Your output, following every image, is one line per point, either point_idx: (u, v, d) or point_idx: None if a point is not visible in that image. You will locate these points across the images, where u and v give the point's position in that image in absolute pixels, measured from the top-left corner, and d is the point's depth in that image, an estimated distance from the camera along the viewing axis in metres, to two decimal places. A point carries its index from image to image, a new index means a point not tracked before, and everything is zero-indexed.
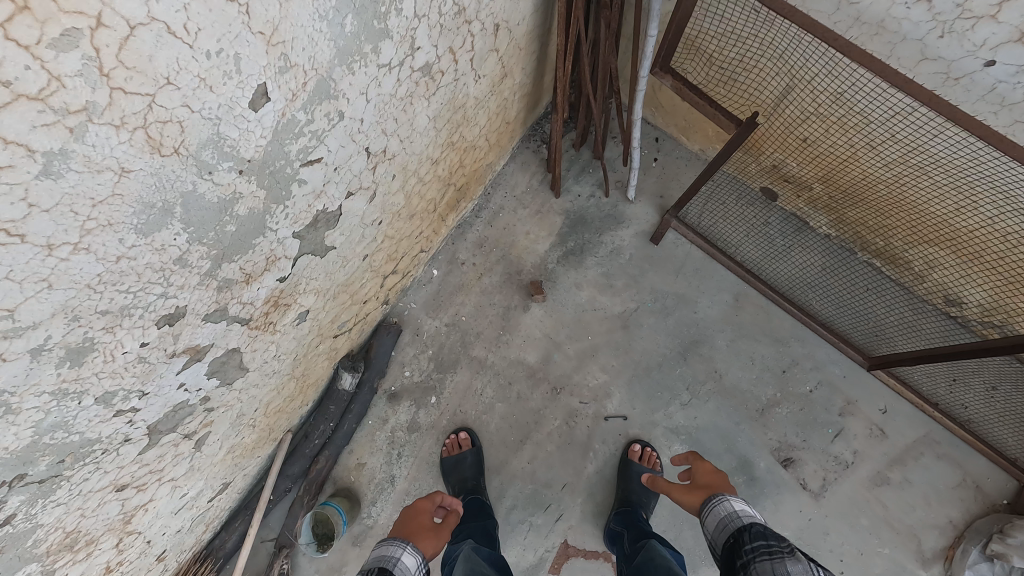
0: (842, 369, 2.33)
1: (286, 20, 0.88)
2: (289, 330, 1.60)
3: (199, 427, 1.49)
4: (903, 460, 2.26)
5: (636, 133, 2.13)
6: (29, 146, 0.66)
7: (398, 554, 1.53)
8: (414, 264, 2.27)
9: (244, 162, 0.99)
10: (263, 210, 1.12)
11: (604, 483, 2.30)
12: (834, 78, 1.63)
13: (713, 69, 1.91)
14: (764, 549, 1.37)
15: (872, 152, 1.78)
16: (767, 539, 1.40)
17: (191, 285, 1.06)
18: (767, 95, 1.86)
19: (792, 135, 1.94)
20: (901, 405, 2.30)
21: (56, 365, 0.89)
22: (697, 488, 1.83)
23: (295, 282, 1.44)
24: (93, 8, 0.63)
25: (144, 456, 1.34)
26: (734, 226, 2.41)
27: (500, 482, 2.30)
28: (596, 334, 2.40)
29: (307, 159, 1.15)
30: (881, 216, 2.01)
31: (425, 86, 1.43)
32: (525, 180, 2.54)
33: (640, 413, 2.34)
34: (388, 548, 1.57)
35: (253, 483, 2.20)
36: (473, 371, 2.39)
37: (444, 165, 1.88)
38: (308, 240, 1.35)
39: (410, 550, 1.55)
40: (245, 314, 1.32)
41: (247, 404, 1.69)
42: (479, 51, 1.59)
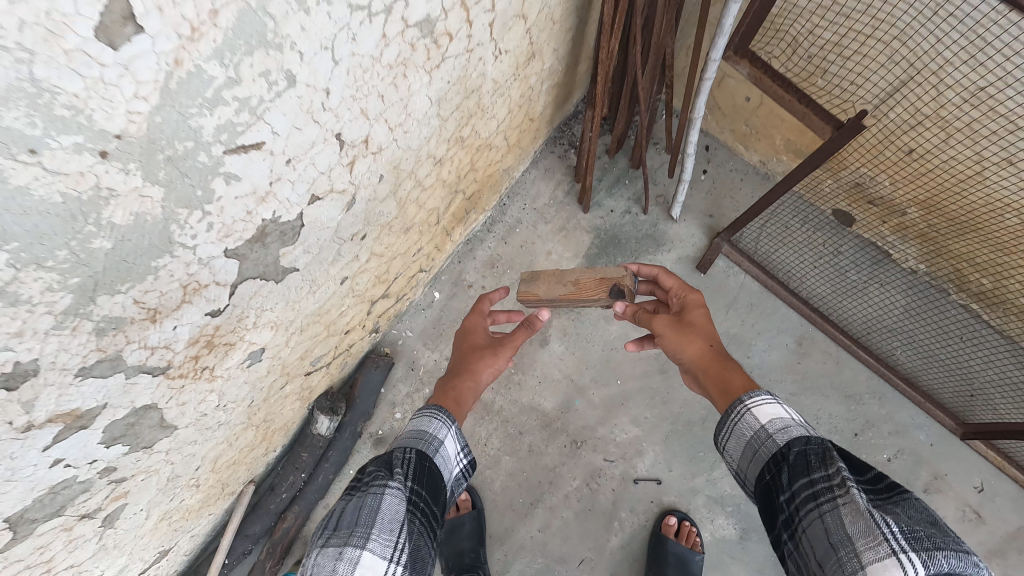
0: (928, 436, 1.91)
1: None
2: (238, 374, 1.23)
3: (105, 501, 1.12)
4: (1004, 553, 1.83)
5: (694, 141, 1.70)
6: None
7: (440, 436, 1.07)
8: (412, 286, 1.88)
9: (112, 140, 0.59)
10: (166, 218, 0.73)
11: (631, 563, 1.89)
12: (972, 65, 1.21)
13: (798, 58, 1.47)
14: (811, 499, 0.88)
15: (1006, 166, 1.34)
16: (812, 475, 0.91)
17: (39, 330, 0.68)
18: (866, 93, 1.43)
19: (894, 145, 1.52)
20: (1001, 484, 1.87)
21: None
22: (695, 330, 1.24)
23: (240, 315, 1.06)
24: None
25: (11, 553, 0.97)
26: (799, 254, 2.00)
27: (504, 554, 1.89)
28: (627, 378, 2.01)
29: (238, 143, 0.76)
30: (999, 251, 1.60)
31: (425, 52, 1.01)
32: (548, 192, 2.12)
33: (677, 477, 1.93)
34: (434, 414, 1.10)
35: (206, 541, 1.83)
36: (477, 417, 1.99)
37: (450, 166, 1.48)
38: (252, 261, 0.97)
39: (456, 429, 1.09)
40: (157, 362, 0.94)
41: (182, 464, 1.32)
42: (503, 13, 1.16)
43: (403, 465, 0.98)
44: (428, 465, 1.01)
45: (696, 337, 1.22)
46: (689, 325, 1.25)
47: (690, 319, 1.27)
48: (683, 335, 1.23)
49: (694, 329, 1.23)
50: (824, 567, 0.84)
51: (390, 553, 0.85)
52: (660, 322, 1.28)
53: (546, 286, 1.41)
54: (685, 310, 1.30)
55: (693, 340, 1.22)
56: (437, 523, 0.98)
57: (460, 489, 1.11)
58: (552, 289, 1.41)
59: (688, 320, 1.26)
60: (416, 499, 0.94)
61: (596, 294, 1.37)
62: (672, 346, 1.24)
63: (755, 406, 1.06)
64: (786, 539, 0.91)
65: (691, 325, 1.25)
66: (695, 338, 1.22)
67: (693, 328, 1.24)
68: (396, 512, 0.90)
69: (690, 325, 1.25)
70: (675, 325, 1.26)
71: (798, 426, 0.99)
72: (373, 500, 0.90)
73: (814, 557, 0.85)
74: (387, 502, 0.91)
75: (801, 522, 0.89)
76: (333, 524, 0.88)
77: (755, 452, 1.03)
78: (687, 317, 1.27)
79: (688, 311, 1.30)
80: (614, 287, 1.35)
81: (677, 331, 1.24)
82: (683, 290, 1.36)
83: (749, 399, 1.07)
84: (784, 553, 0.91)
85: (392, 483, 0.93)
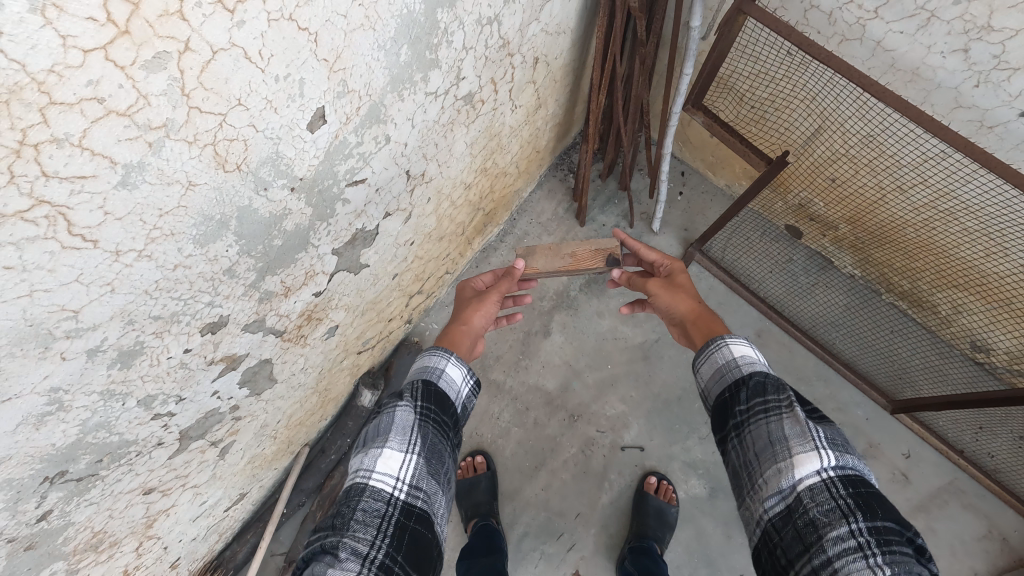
0: (865, 411, 2.30)
1: (348, 49, 0.90)
2: (319, 344, 1.64)
3: (225, 435, 1.53)
4: (927, 508, 2.21)
5: (665, 169, 2.11)
6: (112, 158, 0.68)
7: (442, 363, 1.35)
8: (439, 286, 2.30)
9: (297, 180, 1.02)
10: (309, 226, 1.16)
11: (619, 516, 2.25)
12: (865, 120, 1.62)
13: (742, 108, 1.89)
14: (762, 412, 1.25)
15: (901, 193, 1.76)
16: (766, 396, 1.27)
17: (235, 295, 1.10)
18: (795, 135, 1.84)
19: (821, 175, 1.93)
20: (924, 451, 2.27)
21: (107, 366, 0.92)
22: (682, 290, 1.64)
23: (330, 297, 1.48)
24: (183, 34, 0.65)
25: (173, 462, 1.37)
26: (758, 261, 2.42)
27: (512, 509, 2.26)
28: (616, 363, 2.42)
29: (353, 180, 1.18)
30: (909, 258, 2.00)
31: (465, 114, 1.44)
32: (551, 209, 2.54)
33: (658, 445, 2.33)
34: (435, 351, 1.38)
35: (269, 494, 2.23)
36: (492, 395, 2.40)
37: (474, 190, 1.91)
38: (344, 257, 1.39)
39: (454, 357, 1.36)
40: (280, 326, 1.35)
41: (271, 415, 1.73)
42: (519, 82, 1.60)
43: (412, 390, 1.28)
44: (434, 386, 1.31)
45: (683, 295, 1.62)
46: (677, 287, 1.66)
47: (677, 282, 1.68)
48: (675, 295, 1.63)
49: (682, 289, 1.64)
50: (759, 455, 1.21)
51: (406, 448, 1.18)
52: (654, 286, 1.68)
53: (548, 259, 1.90)
54: (673, 275, 1.71)
55: (681, 298, 1.62)
56: (448, 427, 1.29)
57: (472, 402, 1.41)
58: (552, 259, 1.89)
59: (676, 283, 1.67)
60: (425, 411, 1.25)
61: (591, 262, 1.91)
62: (667, 302, 1.64)
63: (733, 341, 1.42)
64: (734, 436, 1.28)
65: (679, 287, 1.66)
66: (684, 295, 1.62)
67: (682, 288, 1.65)
68: (406, 420, 1.22)
69: (677, 286, 1.66)
70: (667, 287, 1.66)
71: (762, 365, 1.34)
72: (387, 414, 1.23)
73: (753, 448, 1.22)
74: (399, 415, 1.23)
75: (749, 426, 1.25)
76: (363, 437, 1.22)
77: (722, 377, 1.39)
78: (676, 281, 1.68)
79: (674, 277, 1.70)
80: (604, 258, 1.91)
81: (668, 291, 1.65)
82: (667, 261, 1.77)
83: (724, 339, 1.43)
84: (729, 446, 1.29)
85: (402, 402, 1.25)
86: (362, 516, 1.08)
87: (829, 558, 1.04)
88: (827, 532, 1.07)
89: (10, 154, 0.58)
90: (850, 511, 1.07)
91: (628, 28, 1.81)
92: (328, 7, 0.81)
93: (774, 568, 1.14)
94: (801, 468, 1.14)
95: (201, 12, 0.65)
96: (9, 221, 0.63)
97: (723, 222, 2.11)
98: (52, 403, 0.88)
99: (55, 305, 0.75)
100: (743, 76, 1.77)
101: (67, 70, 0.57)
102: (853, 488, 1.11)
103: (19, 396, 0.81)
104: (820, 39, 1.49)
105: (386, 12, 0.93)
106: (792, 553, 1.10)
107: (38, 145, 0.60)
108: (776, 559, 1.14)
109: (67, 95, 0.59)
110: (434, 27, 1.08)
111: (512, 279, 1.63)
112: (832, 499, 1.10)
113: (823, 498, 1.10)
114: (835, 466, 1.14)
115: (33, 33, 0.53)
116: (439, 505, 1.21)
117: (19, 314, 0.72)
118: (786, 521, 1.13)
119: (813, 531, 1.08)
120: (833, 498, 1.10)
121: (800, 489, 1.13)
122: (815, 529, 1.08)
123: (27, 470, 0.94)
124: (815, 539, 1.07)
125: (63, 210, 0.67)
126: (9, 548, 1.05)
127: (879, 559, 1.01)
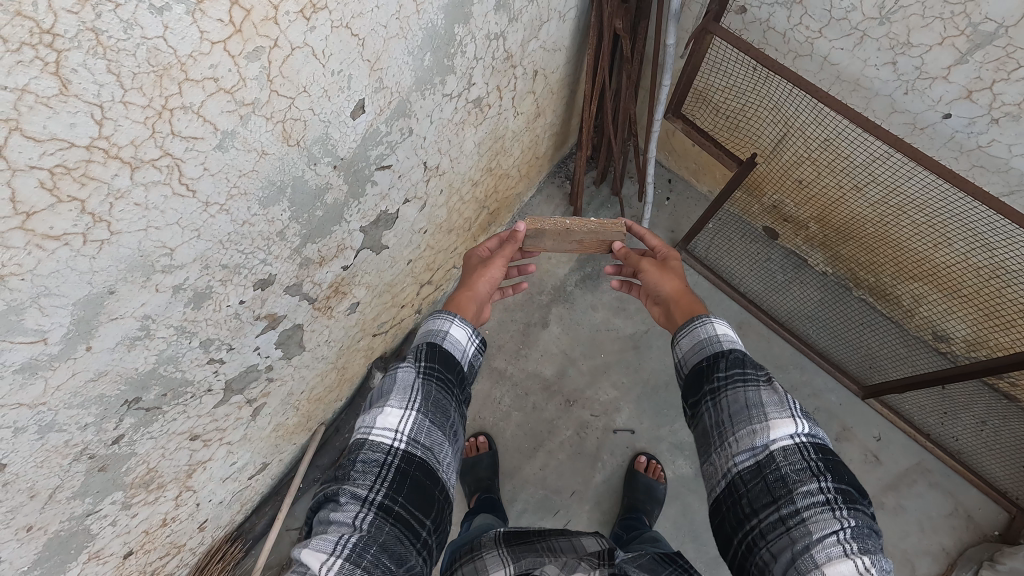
0: (837, 397, 2.50)
1: (386, 53, 1.15)
2: (341, 319, 1.85)
3: (259, 395, 1.73)
4: (897, 487, 2.38)
5: (650, 174, 2.33)
6: (216, 125, 0.91)
7: (446, 326, 1.36)
8: (446, 278, 2.51)
9: (338, 160, 1.25)
10: (344, 202, 1.38)
11: (611, 493, 2.42)
12: (821, 125, 1.86)
13: (718, 117, 2.14)
14: (740, 379, 1.21)
15: (859, 191, 2.00)
16: (745, 367, 1.23)
17: (283, 257, 1.32)
18: (765, 140, 2.09)
19: (789, 177, 2.18)
20: (894, 434, 2.45)
21: (184, 304, 1.14)
22: (673, 274, 1.74)
23: (354, 273, 1.70)
24: (274, 34, 0.89)
25: (216, 412, 1.57)
26: (738, 259, 2.65)
27: (512, 486, 2.43)
28: (608, 352, 2.63)
29: (381, 165, 1.41)
30: (871, 254, 2.21)
31: (474, 116, 1.69)
32: (548, 212, 2.77)
33: (647, 428, 2.51)
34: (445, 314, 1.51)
35: (286, 470, 2.40)
36: (494, 381, 2.60)
37: (480, 188, 2.15)
38: (369, 236, 1.61)
39: (458, 318, 1.37)
40: (313, 294, 1.57)
41: (297, 384, 1.92)
42: (520, 91, 1.85)
43: (417, 352, 1.29)
44: (439, 347, 1.31)
45: (673, 279, 1.72)
46: (668, 271, 1.77)
47: (669, 266, 1.78)
48: (669, 277, 1.73)
49: (673, 273, 1.75)
50: (733, 417, 1.17)
51: (406, 403, 1.19)
52: (646, 266, 1.79)
53: (552, 240, 1.99)
54: (666, 260, 1.82)
55: (673, 281, 1.72)
56: (453, 384, 1.29)
57: (477, 361, 1.42)
58: (560, 239, 1.98)
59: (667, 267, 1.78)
60: (427, 370, 1.26)
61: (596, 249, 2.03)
62: (655, 281, 1.75)
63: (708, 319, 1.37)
64: (708, 399, 1.24)
65: (670, 271, 1.76)
66: (673, 280, 1.72)
67: (673, 273, 1.75)
68: (407, 380, 1.23)
69: (669, 271, 1.76)
70: (659, 267, 1.77)
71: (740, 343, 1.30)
72: (389, 380, 1.22)
73: (727, 410, 1.19)
74: (402, 375, 1.24)
75: (726, 390, 1.22)
76: (376, 393, 1.22)
77: (702, 349, 1.34)
78: (667, 266, 1.78)
79: (668, 261, 1.81)
80: (606, 246, 2.03)
81: (661, 271, 1.76)
82: (665, 248, 1.86)
83: (708, 316, 1.38)
84: (701, 408, 1.25)
85: (405, 364, 1.25)
86: (362, 466, 1.10)
87: (797, 510, 1.04)
88: (796, 488, 1.06)
89: (155, 115, 0.81)
90: (820, 470, 1.07)
91: (615, 48, 2.07)
92: (375, 18, 1.06)
93: (735, 519, 1.11)
94: (776, 431, 1.12)
95: (287, 19, 0.89)
96: (144, 166, 0.85)
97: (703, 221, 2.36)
98: (142, 329, 1.09)
99: (159, 241, 0.97)
100: (717, 89, 2.02)
101: (199, 56, 0.81)
102: (822, 453, 1.10)
103: (123, 317, 1.02)
104: (778, 55, 1.75)
105: (415, 24, 1.18)
106: (759, 504, 1.08)
107: (173, 110, 0.83)
108: (738, 509, 1.11)
109: (197, 73, 0.82)
110: (452, 38, 1.33)
111: (514, 245, 1.82)
112: (804, 461, 1.08)
113: (795, 459, 1.09)
114: (808, 433, 1.13)
115: (185, 28, 0.76)
116: (445, 455, 1.20)
117: (136, 246, 0.94)
118: (755, 475, 1.11)
119: (783, 486, 1.07)
120: (805, 458, 1.09)
121: (773, 448, 1.11)
122: (785, 484, 1.07)
123: (114, 390, 1.14)
124: (784, 493, 1.06)
125: (179, 161, 0.89)
126: (87, 465, 1.25)
127: (844, 513, 1.02)
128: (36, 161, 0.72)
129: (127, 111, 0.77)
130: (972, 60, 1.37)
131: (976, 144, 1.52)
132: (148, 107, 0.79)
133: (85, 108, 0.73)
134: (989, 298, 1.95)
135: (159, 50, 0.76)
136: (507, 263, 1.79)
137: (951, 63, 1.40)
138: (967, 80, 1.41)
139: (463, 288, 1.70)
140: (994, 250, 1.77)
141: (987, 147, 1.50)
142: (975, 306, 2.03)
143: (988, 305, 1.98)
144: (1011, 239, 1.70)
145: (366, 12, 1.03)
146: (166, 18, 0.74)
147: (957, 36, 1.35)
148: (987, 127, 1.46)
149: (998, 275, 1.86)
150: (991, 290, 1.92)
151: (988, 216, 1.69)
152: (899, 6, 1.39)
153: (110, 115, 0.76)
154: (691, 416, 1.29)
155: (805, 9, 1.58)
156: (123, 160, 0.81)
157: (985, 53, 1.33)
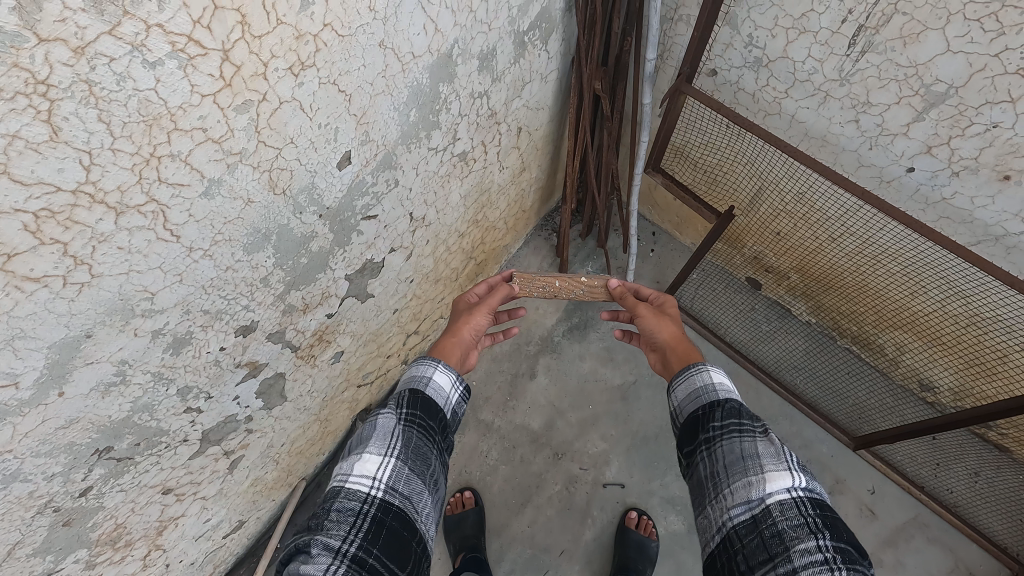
0: (829, 448, 2.48)
1: (373, 108, 1.20)
2: (325, 368, 1.84)
3: (236, 447, 1.69)
4: (895, 542, 2.31)
5: (633, 225, 2.39)
6: (203, 173, 0.94)
7: (430, 372, 1.36)
8: (433, 328, 2.51)
9: (324, 209, 1.28)
10: (329, 250, 1.41)
11: (602, 551, 2.33)
12: (795, 180, 1.94)
13: (697, 171, 2.22)
14: (735, 430, 1.20)
15: (836, 243, 2.05)
16: (741, 419, 1.22)
17: (266, 303, 1.33)
18: (741, 194, 2.17)
19: (768, 229, 2.24)
20: (888, 487, 2.41)
21: (163, 350, 1.13)
22: (669, 321, 1.73)
23: (339, 321, 1.70)
24: (263, 88, 0.94)
25: (191, 464, 1.52)
26: (724, 309, 2.69)
27: (499, 544, 2.34)
28: (597, 403, 2.60)
29: (367, 215, 1.45)
30: (852, 303, 2.25)
31: (460, 169, 1.74)
32: (535, 263, 2.81)
33: (637, 481, 2.45)
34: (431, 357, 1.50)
35: (263, 529, 2.30)
36: (481, 433, 2.55)
37: (467, 239, 2.19)
38: (355, 284, 1.63)
39: (442, 364, 1.37)
40: (296, 342, 1.56)
41: (277, 436, 1.88)
42: (505, 147, 1.92)
43: (401, 399, 1.28)
44: (422, 393, 1.30)
45: (669, 326, 1.72)
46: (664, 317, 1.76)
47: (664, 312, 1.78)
48: (665, 322, 1.72)
49: (669, 320, 1.75)
50: (728, 468, 1.16)
51: (385, 450, 1.17)
52: (641, 310, 1.79)
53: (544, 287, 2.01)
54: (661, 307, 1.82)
55: (668, 328, 1.71)
56: (435, 432, 1.28)
57: (461, 409, 1.41)
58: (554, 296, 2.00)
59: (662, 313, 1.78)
60: (410, 417, 1.25)
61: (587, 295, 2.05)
62: (650, 327, 1.74)
63: (704, 367, 1.38)
64: (703, 449, 1.23)
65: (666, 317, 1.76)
66: (668, 327, 1.72)
67: (668, 319, 1.74)
68: (388, 427, 1.21)
69: (664, 317, 1.76)
70: (653, 313, 1.77)
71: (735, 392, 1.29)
72: (371, 426, 1.21)
73: (722, 461, 1.18)
74: (383, 422, 1.23)
75: (721, 441, 1.21)
76: (356, 439, 1.20)
77: (696, 398, 1.33)
78: (663, 313, 1.78)
79: (664, 310, 1.81)
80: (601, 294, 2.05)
81: (657, 316, 1.75)
82: (661, 296, 1.87)
83: (704, 364, 1.38)
84: (697, 457, 1.23)
85: (388, 410, 1.24)
86: (336, 515, 1.07)
87: (794, 568, 1.00)
88: (793, 545, 1.03)
89: (143, 162, 0.84)
90: (818, 528, 1.04)
91: (596, 108, 2.18)
92: (362, 76, 1.12)
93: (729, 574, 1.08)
94: (772, 484, 1.10)
95: (277, 75, 0.95)
96: (129, 212, 0.88)
97: (686, 272, 2.41)
98: (118, 374, 1.08)
99: (141, 285, 0.98)
100: (695, 145, 2.11)
101: (189, 107, 0.85)
102: (819, 509, 1.07)
103: (98, 362, 1.01)
104: (750, 114, 1.85)
105: (401, 83, 1.24)
106: (755, 561, 1.04)
107: (161, 158, 0.86)
108: (734, 565, 1.08)
109: (186, 124, 0.86)
110: (437, 96, 1.40)
111: (503, 292, 1.84)
112: (801, 516, 1.06)
113: (792, 514, 1.06)
114: (805, 487, 1.10)
115: (177, 81, 0.81)
116: (425, 505, 1.18)
117: (117, 289, 0.95)
118: (751, 530, 1.08)
119: (779, 543, 1.04)
120: (802, 514, 1.06)
121: (770, 502, 1.08)
122: (782, 541, 1.03)
123: (85, 438, 1.12)
124: (781, 550, 1.03)
125: (164, 208, 0.92)
126: (52, 518, 1.20)
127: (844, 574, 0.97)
128: (22, 205, 0.74)
129: (116, 157, 0.80)
130: (928, 117, 1.45)
131: (941, 196, 1.58)
132: (136, 155, 0.83)
133: (74, 154, 0.76)
134: (970, 347, 1.97)
135: (150, 100, 0.80)
136: (495, 310, 1.80)
137: (909, 120, 1.49)
138: (926, 137, 1.49)
139: (451, 334, 1.70)
140: (970, 300, 1.81)
141: (952, 199, 1.57)
142: (956, 355, 2.04)
143: (970, 355, 2.00)
144: (984, 289, 1.74)
145: (353, 70, 1.09)
146: (159, 72, 0.78)
147: (913, 96, 1.44)
148: (948, 180, 1.54)
149: (975, 324, 1.89)
150: (970, 338, 1.94)
151: (957, 265, 1.73)
152: (856, 68, 1.49)
153: (98, 161, 0.79)
154: (686, 465, 1.28)
155: (771, 71, 1.68)
156: (109, 205, 0.84)
157: (939, 112, 1.42)
